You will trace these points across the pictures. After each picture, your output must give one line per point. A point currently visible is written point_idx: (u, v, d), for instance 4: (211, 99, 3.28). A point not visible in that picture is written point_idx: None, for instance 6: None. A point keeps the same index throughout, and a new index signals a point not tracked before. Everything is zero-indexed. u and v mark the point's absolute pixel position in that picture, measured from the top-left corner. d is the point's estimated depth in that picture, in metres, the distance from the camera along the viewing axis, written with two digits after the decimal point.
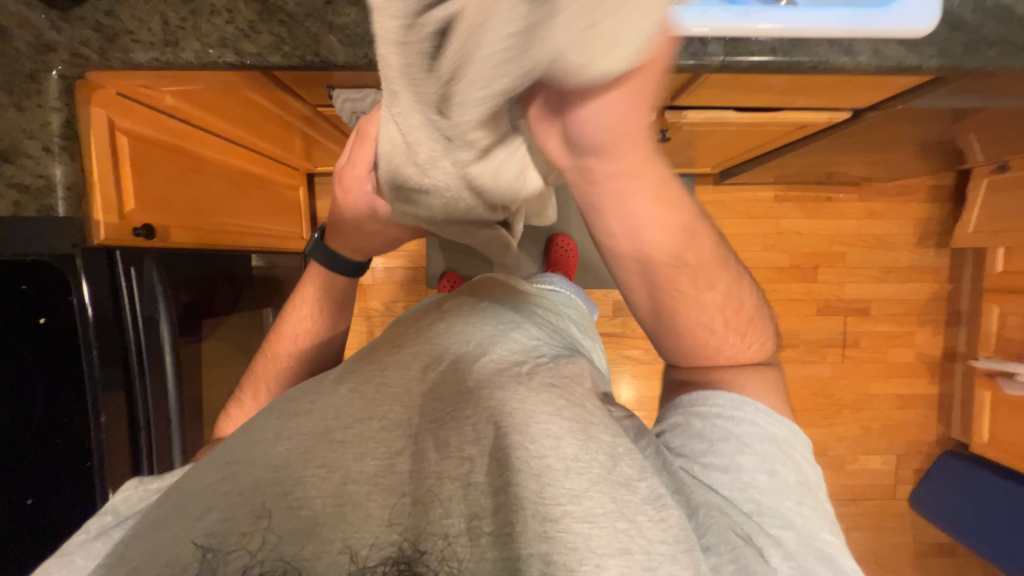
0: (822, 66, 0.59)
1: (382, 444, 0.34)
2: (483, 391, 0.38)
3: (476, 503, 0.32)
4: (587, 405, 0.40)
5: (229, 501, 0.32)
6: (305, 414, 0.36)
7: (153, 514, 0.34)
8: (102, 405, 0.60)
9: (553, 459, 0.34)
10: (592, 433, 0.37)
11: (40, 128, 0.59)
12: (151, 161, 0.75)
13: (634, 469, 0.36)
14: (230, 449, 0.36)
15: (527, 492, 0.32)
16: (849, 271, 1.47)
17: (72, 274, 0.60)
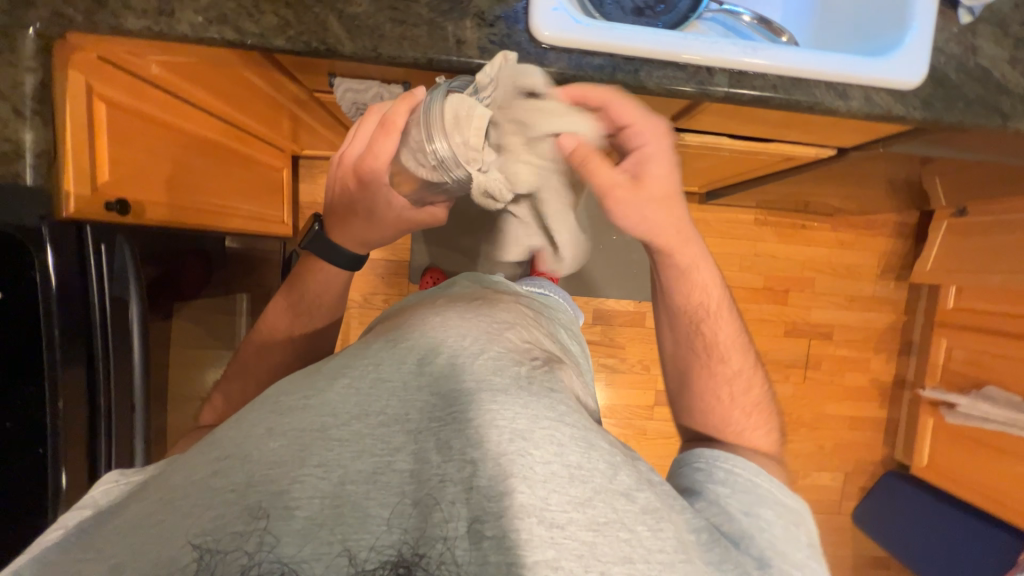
0: (818, 107, 0.62)
1: (380, 442, 0.34)
2: (485, 393, 0.37)
3: (479, 506, 0.32)
4: (584, 414, 0.40)
5: (221, 501, 0.31)
6: (300, 409, 0.36)
7: (138, 513, 0.33)
8: (60, 387, 0.56)
9: (557, 467, 0.35)
10: (592, 442, 0.38)
11: (11, 88, 0.56)
12: (131, 132, 0.71)
13: (632, 478, 0.38)
14: (220, 443, 0.35)
15: (530, 499, 0.33)
16: (816, 296, 1.54)
17: (34, 247, 0.56)
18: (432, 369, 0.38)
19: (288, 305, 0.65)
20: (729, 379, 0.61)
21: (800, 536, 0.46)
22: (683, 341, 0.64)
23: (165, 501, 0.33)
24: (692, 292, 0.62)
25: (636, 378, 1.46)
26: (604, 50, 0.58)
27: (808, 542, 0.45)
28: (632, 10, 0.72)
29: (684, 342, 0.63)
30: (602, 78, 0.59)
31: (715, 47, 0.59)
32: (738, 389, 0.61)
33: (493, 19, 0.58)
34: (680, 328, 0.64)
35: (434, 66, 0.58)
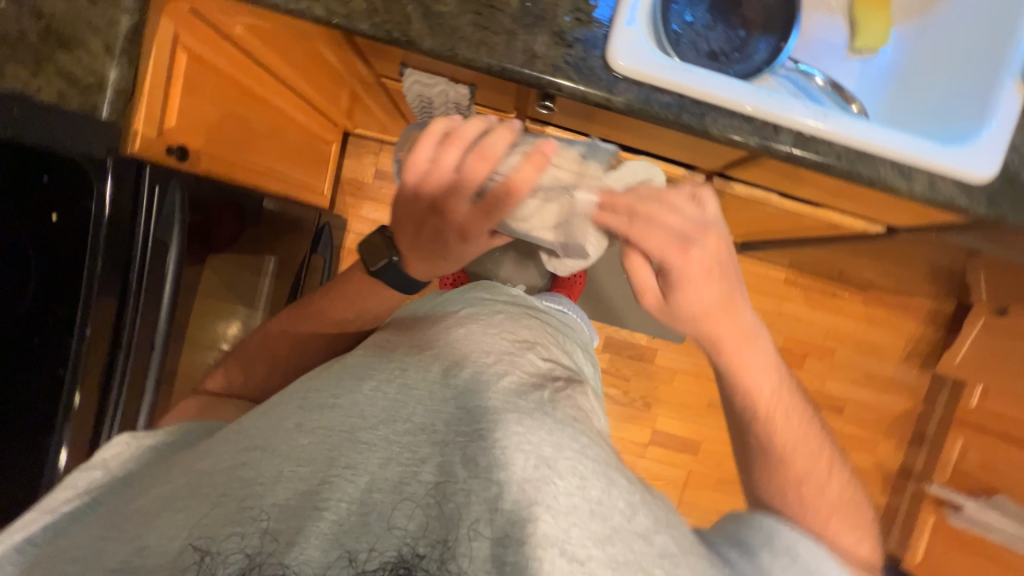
0: (879, 184, 0.60)
1: (407, 451, 0.36)
2: (510, 414, 0.38)
3: (501, 527, 0.32)
4: (605, 448, 0.41)
5: (248, 492, 0.34)
6: (330, 408, 0.38)
7: (168, 493, 0.36)
8: (92, 315, 0.59)
9: (578, 500, 0.35)
10: (612, 478, 0.38)
11: (107, 26, 0.59)
12: (202, 85, 0.74)
13: (650, 519, 0.37)
14: (249, 434, 0.38)
15: (552, 528, 0.33)
16: (834, 368, 1.50)
17: (96, 177, 0.58)
18: (456, 384, 0.41)
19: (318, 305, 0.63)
20: (803, 488, 0.52)
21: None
22: (749, 448, 0.56)
23: (192, 486, 0.36)
24: (758, 386, 0.54)
25: (636, 413, 1.44)
26: (675, 89, 0.58)
27: None
28: (707, 53, 0.73)
29: (751, 449, 0.56)
30: (668, 116, 0.59)
31: (786, 106, 0.59)
32: (817, 494, 0.52)
33: (572, 40, 0.58)
34: (754, 425, 0.55)
35: (505, 75, 0.58)
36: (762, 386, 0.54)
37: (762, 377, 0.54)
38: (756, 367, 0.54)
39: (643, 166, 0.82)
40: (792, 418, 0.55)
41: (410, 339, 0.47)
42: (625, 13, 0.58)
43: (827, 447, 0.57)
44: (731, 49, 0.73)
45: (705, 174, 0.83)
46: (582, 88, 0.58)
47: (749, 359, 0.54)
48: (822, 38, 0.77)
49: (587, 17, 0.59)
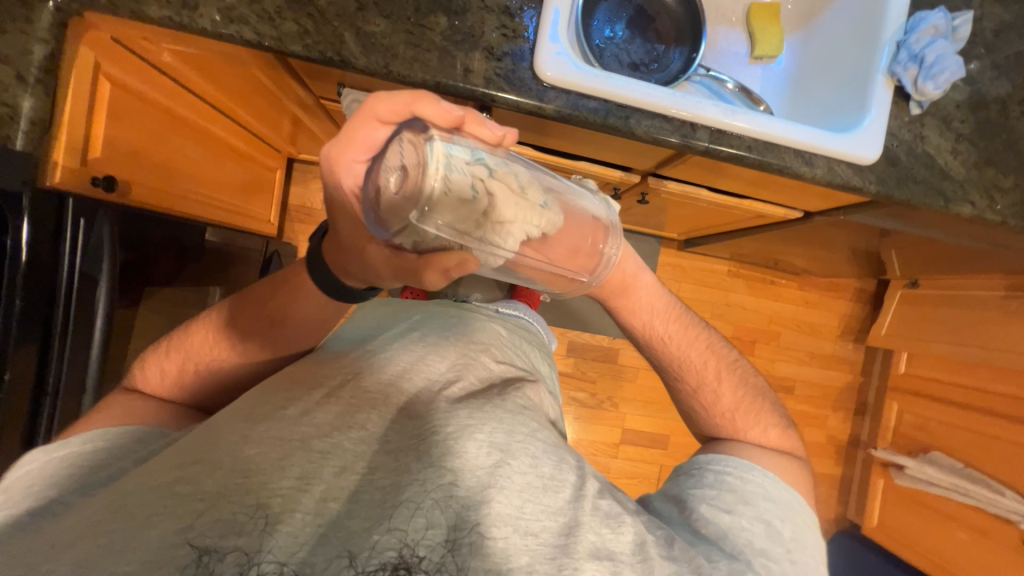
0: (786, 171, 0.68)
1: (362, 459, 0.38)
2: (461, 411, 0.42)
3: (457, 514, 0.37)
4: (552, 434, 0.46)
5: (188, 510, 0.34)
6: (278, 419, 0.39)
7: (82, 521, 0.34)
8: (11, 362, 0.55)
9: (530, 477, 0.41)
10: (561, 456, 0.44)
11: (19, 56, 0.56)
12: (132, 113, 0.72)
13: (596, 488, 0.44)
14: (187, 448, 0.37)
15: (506, 507, 0.38)
16: (781, 350, 1.61)
17: (11, 214, 0.55)
18: (410, 388, 0.45)
19: (250, 301, 0.56)
20: (701, 398, 0.60)
21: (811, 544, 0.48)
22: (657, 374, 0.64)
23: (115, 507, 0.34)
24: (643, 312, 0.61)
25: (604, 413, 1.46)
26: (599, 95, 0.63)
27: (818, 547, 0.48)
28: (628, 65, 0.79)
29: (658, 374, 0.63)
30: (596, 120, 0.63)
31: (698, 106, 0.65)
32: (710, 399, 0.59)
33: (501, 54, 0.62)
34: (655, 347, 0.61)
35: (442, 89, 0.61)
36: (648, 313, 0.61)
37: (645, 303, 0.61)
38: (641, 294, 0.61)
39: (582, 170, 0.87)
40: (687, 332, 0.61)
41: (360, 349, 0.48)
42: (548, 27, 0.62)
43: (718, 346, 0.62)
44: (649, 61, 0.80)
45: (640, 175, 0.89)
46: (515, 97, 0.62)
47: (636, 292, 0.61)
48: (727, 48, 0.86)
49: (514, 32, 0.63)
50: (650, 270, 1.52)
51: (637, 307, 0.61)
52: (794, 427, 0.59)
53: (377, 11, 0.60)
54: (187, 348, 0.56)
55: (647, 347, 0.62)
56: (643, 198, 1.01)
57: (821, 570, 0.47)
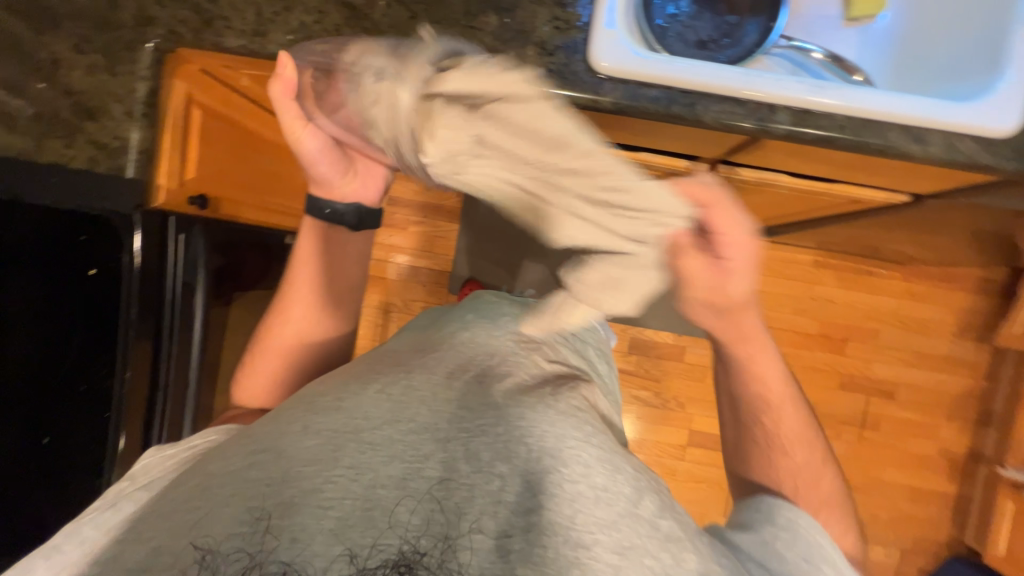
0: (890, 151, 0.58)
1: (411, 449, 0.38)
2: (513, 410, 0.41)
3: (506, 520, 0.35)
4: (609, 440, 0.43)
5: (257, 492, 0.36)
6: (334, 411, 0.41)
7: (178, 496, 0.38)
8: (130, 358, 0.64)
9: (583, 487, 0.38)
10: (617, 465, 0.41)
11: (127, 94, 0.65)
12: (216, 134, 0.80)
13: (655, 506, 0.40)
14: (261, 437, 0.41)
15: (560, 517, 0.35)
16: (879, 350, 1.41)
17: (125, 231, 0.64)
18: (460, 381, 0.45)
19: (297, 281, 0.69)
20: (797, 477, 0.57)
21: None
22: (734, 425, 0.63)
23: (203, 487, 0.38)
24: (766, 371, 0.60)
25: (669, 414, 1.39)
26: (661, 82, 0.58)
27: None
28: (695, 43, 0.72)
29: (735, 425, 0.63)
30: (657, 110, 0.59)
31: (780, 84, 0.57)
32: (788, 473, 0.58)
33: (553, 49, 0.59)
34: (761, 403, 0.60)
35: None
36: (769, 373, 0.60)
37: (770, 365, 0.60)
38: (768, 356, 0.60)
39: (643, 161, 0.82)
40: (795, 408, 0.61)
41: (417, 347, 0.50)
42: (603, 14, 0.59)
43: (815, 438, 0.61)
44: (720, 36, 0.73)
45: (708, 163, 0.82)
46: (569, 93, 0.59)
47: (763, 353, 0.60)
48: (815, 11, 0.75)
49: (567, 24, 0.60)
50: None
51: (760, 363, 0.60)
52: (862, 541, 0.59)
53: (428, 18, 0.60)
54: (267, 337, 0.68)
55: (753, 399, 0.61)
56: None
57: None
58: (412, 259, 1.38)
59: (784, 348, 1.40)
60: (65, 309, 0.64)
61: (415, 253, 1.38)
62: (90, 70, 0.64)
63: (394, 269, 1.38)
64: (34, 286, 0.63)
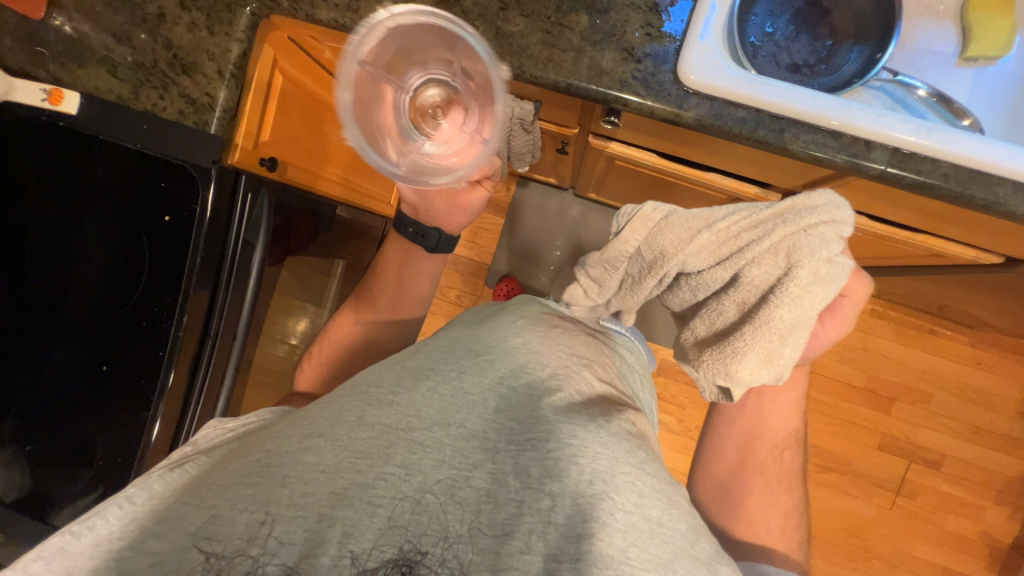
0: (996, 209, 0.54)
1: (460, 455, 0.39)
2: (564, 426, 0.41)
3: (555, 544, 0.34)
4: (663, 470, 0.42)
5: (312, 478, 0.37)
6: (389, 405, 0.41)
7: (236, 470, 0.39)
8: (189, 305, 0.67)
9: (637, 519, 0.36)
10: (672, 499, 0.39)
11: (221, 53, 0.67)
12: (294, 102, 0.83)
13: (712, 548, 0.38)
14: (314, 421, 0.42)
15: (611, 550, 0.34)
16: (930, 415, 1.31)
17: (202, 182, 0.67)
18: (510, 390, 0.44)
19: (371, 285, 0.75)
20: (767, 508, 0.63)
21: None
22: (737, 461, 0.67)
23: (262, 463, 0.39)
24: (775, 419, 0.67)
25: (691, 445, 1.35)
26: (751, 104, 0.55)
27: None
28: (788, 66, 0.68)
29: (738, 461, 0.67)
30: (741, 132, 0.56)
31: (882, 121, 0.53)
32: (766, 516, 0.62)
33: (641, 55, 0.57)
34: (759, 443, 0.67)
35: (571, 92, 0.59)
36: (779, 421, 0.67)
37: (783, 414, 0.67)
38: (784, 408, 0.68)
39: (710, 182, 0.79)
40: (786, 455, 0.67)
41: (465, 346, 0.49)
42: (699, 26, 0.56)
43: (794, 488, 0.66)
44: (816, 61, 0.69)
45: (781, 194, 0.78)
46: (651, 103, 0.57)
47: (779, 400, 0.67)
48: (925, 45, 0.70)
49: (659, 32, 0.58)
50: None
51: (773, 409, 0.67)
52: None
53: (518, 10, 0.59)
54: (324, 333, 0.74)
55: (744, 433, 0.68)
56: None
57: None
58: (454, 247, 1.39)
59: (824, 397, 1.33)
60: (138, 252, 0.67)
61: None
62: (190, 28, 0.67)
63: None
64: (119, 226, 0.67)
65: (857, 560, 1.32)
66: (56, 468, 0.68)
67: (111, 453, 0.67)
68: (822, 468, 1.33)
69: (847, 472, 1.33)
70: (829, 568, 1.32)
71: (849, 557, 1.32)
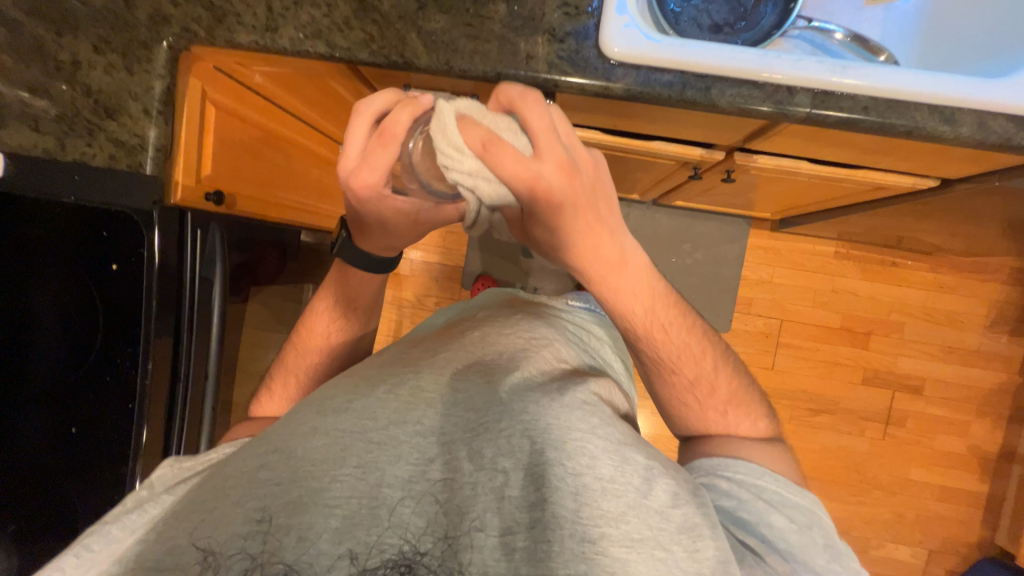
0: (916, 132, 0.56)
1: (416, 451, 0.39)
2: (517, 404, 0.41)
3: (510, 517, 0.36)
4: (619, 428, 0.43)
5: (268, 492, 0.37)
6: (343, 411, 0.41)
7: (196, 499, 0.38)
8: (152, 350, 0.65)
9: (589, 478, 0.38)
10: (626, 456, 0.40)
11: (144, 92, 0.66)
12: (233, 133, 0.82)
13: (667, 495, 0.40)
14: (269, 439, 0.41)
15: (565, 511, 0.36)
16: (905, 343, 1.37)
17: (145, 223, 0.65)
18: (466, 379, 0.45)
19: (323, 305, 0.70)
20: (704, 391, 0.59)
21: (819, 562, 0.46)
22: (658, 372, 0.59)
23: (218, 489, 0.38)
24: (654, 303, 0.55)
25: None
26: (674, 66, 0.57)
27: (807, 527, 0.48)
28: (709, 27, 0.70)
29: (659, 371, 0.59)
30: (670, 94, 0.57)
31: (798, 65, 0.55)
32: (711, 397, 0.59)
33: (563, 35, 0.58)
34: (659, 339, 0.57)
35: (501, 80, 0.59)
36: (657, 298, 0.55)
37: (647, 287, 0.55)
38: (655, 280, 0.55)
39: (656, 150, 0.80)
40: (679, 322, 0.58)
41: (426, 347, 0.51)
42: None
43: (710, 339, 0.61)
44: (735, 19, 0.70)
45: (725, 150, 0.80)
46: (579, 80, 0.58)
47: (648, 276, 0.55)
48: None
49: (576, 9, 0.59)
50: (738, 254, 1.37)
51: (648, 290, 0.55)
52: (775, 415, 0.61)
53: (437, 7, 0.59)
54: (280, 361, 0.71)
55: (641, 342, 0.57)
56: (728, 177, 0.91)
57: (823, 552, 0.47)
58: (424, 255, 1.39)
59: (804, 343, 1.37)
60: (87, 305, 0.65)
61: (427, 248, 1.38)
62: (107, 70, 0.65)
63: (407, 265, 1.38)
64: (64, 284, 0.65)
65: (859, 493, 1.36)
66: (41, 539, 0.65)
67: (90, 512, 0.65)
68: (813, 412, 1.37)
69: (837, 411, 1.37)
70: (833, 506, 1.36)
71: (850, 492, 1.36)
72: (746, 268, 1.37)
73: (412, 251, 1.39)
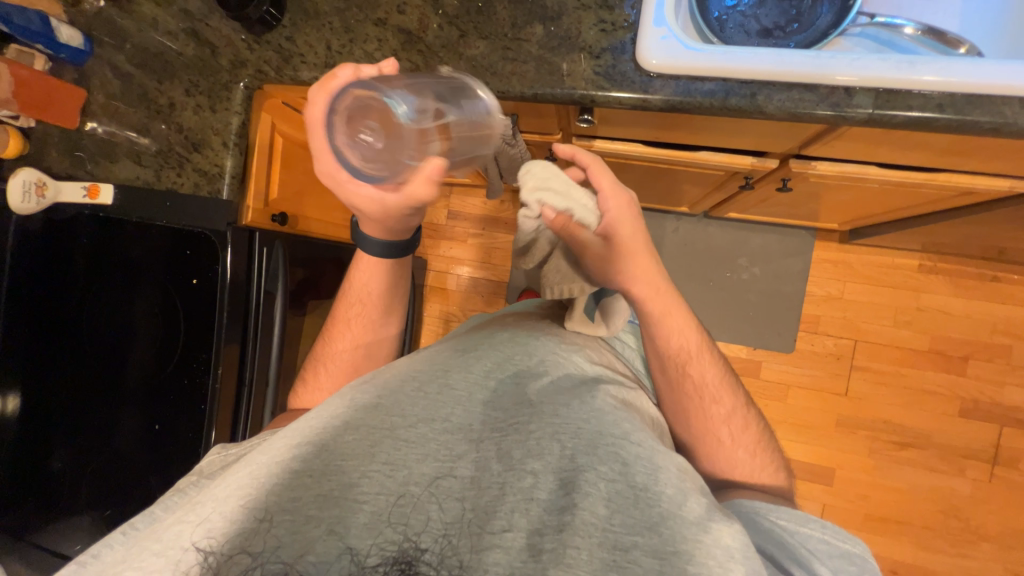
0: (1005, 129, 0.50)
1: (444, 448, 0.40)
2: (547, 408, 0.42)
3: (538, 519, 0.37)
4: (649, 435, 0.42)
5: (299, 483, 0.37)
6: (373, 407, 0.42)
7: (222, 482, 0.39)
8: (223, 355, 0.72)
9: (620, 485, 0.38)
10: (658, 464, 0.39)
11: (223, 128, 0.74)
12: (297, 160, 0.90)
13: (702, 508, 0.37)
14: (297, 426, 0.41)
15: (593, 516, 0.36)
16: (1014, 371, 1.18)
17: (220, 245, 0.73)
18: (498, 381, 0.46)
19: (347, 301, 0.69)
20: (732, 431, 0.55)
21: None
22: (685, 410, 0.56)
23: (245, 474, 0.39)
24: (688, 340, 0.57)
25: None
26: (716, 74, 0.55)
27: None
28: (758, 32, 0.67)
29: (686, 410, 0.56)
30: (713, 103, 0.55)
31: (856, 65, 0.52)
32: (738, 441, 0.55)
33: (600, 51, 0.59)
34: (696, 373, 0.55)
35: (539, 99, 0.60)
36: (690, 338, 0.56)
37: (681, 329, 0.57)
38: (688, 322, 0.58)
39: (703, 160, 0.78)
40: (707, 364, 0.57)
41: (455, 346, 0.51)
42: (651, 12, 0.57)
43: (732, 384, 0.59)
44: (787, 21, 0.67)
45: (779, 159, 0.76)
46: (617, 94, 0.58)
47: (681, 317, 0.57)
48: None
49: (613, 26, 0.59)
50: (802, 268, 1.27)
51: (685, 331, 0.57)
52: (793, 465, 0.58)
53: (477, 34, 0.62)
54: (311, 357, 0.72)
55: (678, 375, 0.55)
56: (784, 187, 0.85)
57: None
58: (471, 271, 1.42)
59: (884, 367, 1.23)
60: (172, 313, 0.74)
61: (474, 264, 1.42)
62: (196, 110, 0.74)
63: (454, 280, 1.42)
64: (154, 292, 0.74)
65: (961, 543, 1.18)
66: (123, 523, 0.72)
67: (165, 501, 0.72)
68: (898, 445, 1.21)
69: (929, 445, 1.20)
70: (928, 557, 1.18)
71: (949, 541, 1.18)
72: (812, 283, 1.27)
73: (459, 267, 1.43)
